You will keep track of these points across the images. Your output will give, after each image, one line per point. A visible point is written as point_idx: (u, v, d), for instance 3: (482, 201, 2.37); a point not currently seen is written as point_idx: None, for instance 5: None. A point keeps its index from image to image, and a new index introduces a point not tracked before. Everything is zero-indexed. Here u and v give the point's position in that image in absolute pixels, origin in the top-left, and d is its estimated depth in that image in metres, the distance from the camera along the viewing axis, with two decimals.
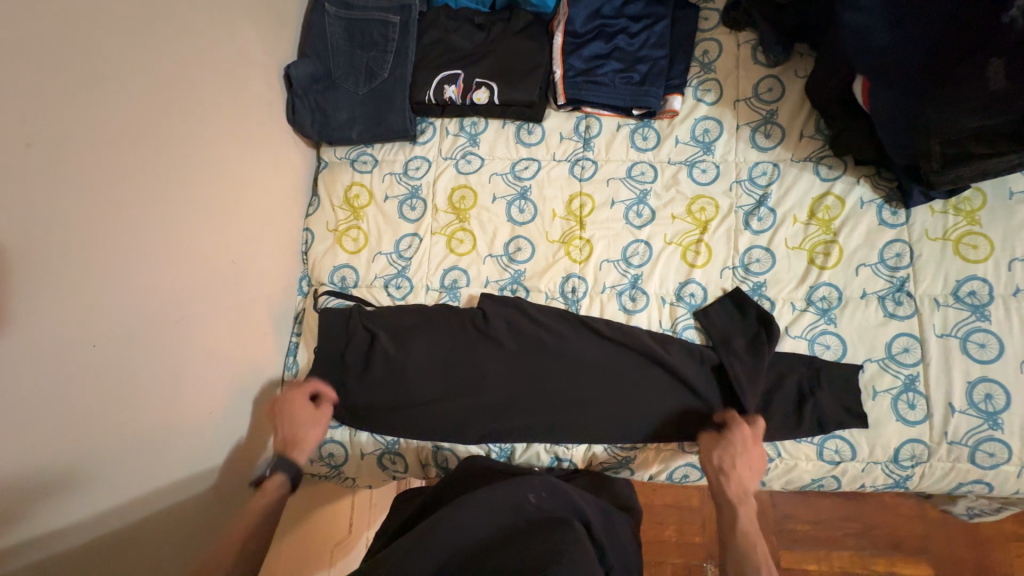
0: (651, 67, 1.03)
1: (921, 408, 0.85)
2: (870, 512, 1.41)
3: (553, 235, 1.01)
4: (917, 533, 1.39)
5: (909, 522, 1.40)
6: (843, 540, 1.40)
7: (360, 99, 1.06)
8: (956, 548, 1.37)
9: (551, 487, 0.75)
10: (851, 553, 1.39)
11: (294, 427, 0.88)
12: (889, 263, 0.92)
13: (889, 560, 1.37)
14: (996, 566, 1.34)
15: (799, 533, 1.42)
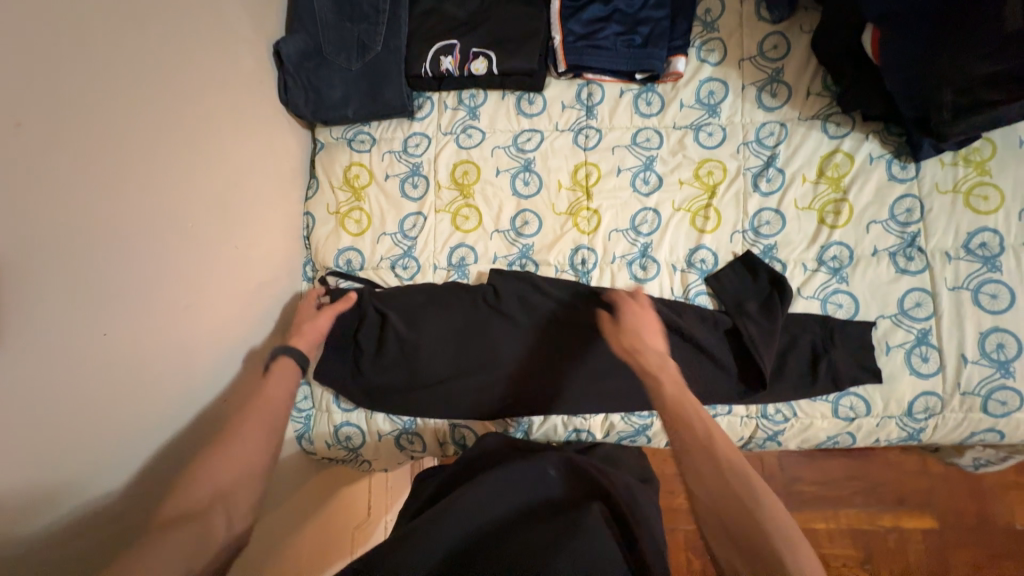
0: (653, 28, 1.00)
1: (935, 360, 0.86)
2: (875, 469, 1.44)
3: (560, 207, 0.99)
4: (921, 488, 1.42)
5: (913, 477, 1.43)
6: (849, 498, 1.43)
7: (354, 75, 1.03)
8: (959, 500, 1.40)
9: (569, 462, 0.76)
10: (857, 511, 1.42)
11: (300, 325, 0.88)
12: (900, 219, 0.92)
13: (894, 515, 1.41)
14: (998, 515, 1.38)
15: (806, 494, 1.45)
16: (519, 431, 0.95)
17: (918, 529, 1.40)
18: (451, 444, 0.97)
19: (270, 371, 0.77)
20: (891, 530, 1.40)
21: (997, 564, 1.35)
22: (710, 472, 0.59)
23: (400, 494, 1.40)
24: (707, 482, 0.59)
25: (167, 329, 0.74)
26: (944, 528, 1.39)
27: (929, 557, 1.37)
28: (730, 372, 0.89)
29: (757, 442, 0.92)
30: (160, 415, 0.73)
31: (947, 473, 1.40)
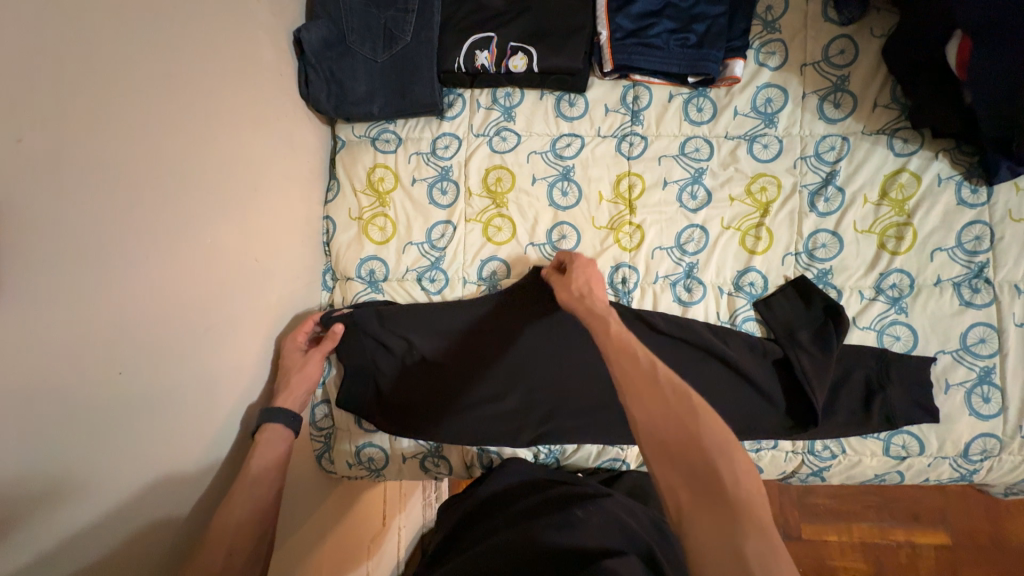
0: (710, 26, 0.91)
1: (997, 401, 0.81)
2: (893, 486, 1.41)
3: (600, 220, 0.93)
4: (936, 506, 1.40)
5: (928, 494, 1.41)
6: (863, 512, 1.41)
7: (381, 68, 0.94)
8: (973, 520, 1.38)
9: (599, 504, 0.73)
10: (871, 525, 1.40)
11: (287, 371, 0.84)
12: (967, 247, 0.86)
13: (907, 530, 1.39)
14: (1010, 535, 1.36)
15: (819, 506, 1.42)
16: (551, 457, 0.91)
17: (930, 545, 1.38)
18: (477, 467, 0.92)
19: (259, 435, 0.76)
20: (903, 546, 1.38)
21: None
22: (651, 397, 0.56)
23: (415, 504, 1.38)
24: (646, 405, 0.55)
25: (186, 353, 0.69)
26: (957, 546, 1.37)
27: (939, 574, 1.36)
28: (780, 405, 0.85)
29: (799, 477, 0.88)
30: (183, 442, 0.69)
31: (969, 494, 1.37)
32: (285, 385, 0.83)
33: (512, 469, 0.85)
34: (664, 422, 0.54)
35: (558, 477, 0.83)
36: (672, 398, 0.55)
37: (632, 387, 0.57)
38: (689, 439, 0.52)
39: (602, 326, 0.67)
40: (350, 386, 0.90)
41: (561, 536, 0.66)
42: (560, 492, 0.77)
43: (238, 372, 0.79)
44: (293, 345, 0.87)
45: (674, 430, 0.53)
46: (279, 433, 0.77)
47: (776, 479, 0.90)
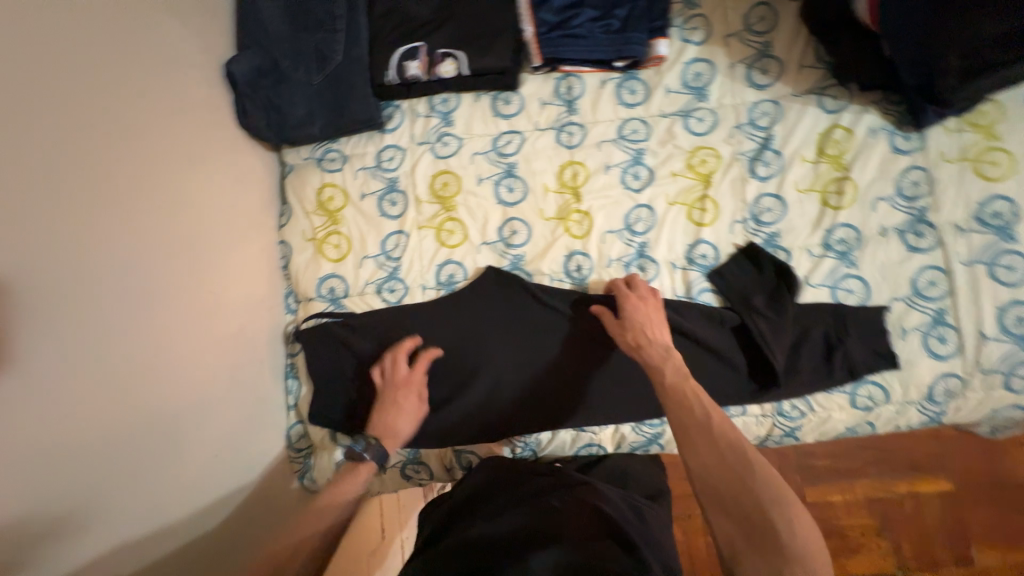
0: (631, 10, 0.94)
1: (953, 341, 0.82)
2: (888, 437, 1.42)
3: (549, 212, 0.94)
4: (933, 452, 1.40)
5: (923, 442, 1.41)
6: (863, 468, 1.41)
7: (317, 89, 0.96)
8: (971, 461, 1.39)
9: (576, 494, 0.74)
10: (872, 480, 1.40)
11: (388, 411, 0.83)
12: (907, 193, 0.87)
13: (908, 481, 1.39)
14: (1007, 470, 1.37)
15: (818, 468, 1.42)
16: (527, 449, 0.91)
17: (933, 492, 1.38)
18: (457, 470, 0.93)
19: (357, 467, 0.76)
20: (905, 496, 1.39)
21: (1009, 519, 1.35)
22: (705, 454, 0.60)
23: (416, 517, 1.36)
24: (701, 459, 0.60)
25: (142, 393, 0.70)
26: (959, 489, 1.38)
27: (945, 518, 1.37)
28: (740, 370, 0.86)
29: (773, 440, 0.88)
30: (146, 481, 0.69)
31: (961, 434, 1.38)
32: (390, 420, 0.82)
33: (490, 467, 0.85)
34: (718, 471, 0.58)
35: (531, 471, 0.82)
36: (728, 453, 0.59)
37: (689, 440, 0.61)
38: (744, 493, 0.56)
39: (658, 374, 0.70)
40: (325, 403, 0.91)
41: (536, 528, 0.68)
42: (537, 486, 0.77)
43: (207, 404, 0.79)
44: (399, 381, 0.85)
45: (731, 484, 0.57)
46: (371, 469, 0.76)
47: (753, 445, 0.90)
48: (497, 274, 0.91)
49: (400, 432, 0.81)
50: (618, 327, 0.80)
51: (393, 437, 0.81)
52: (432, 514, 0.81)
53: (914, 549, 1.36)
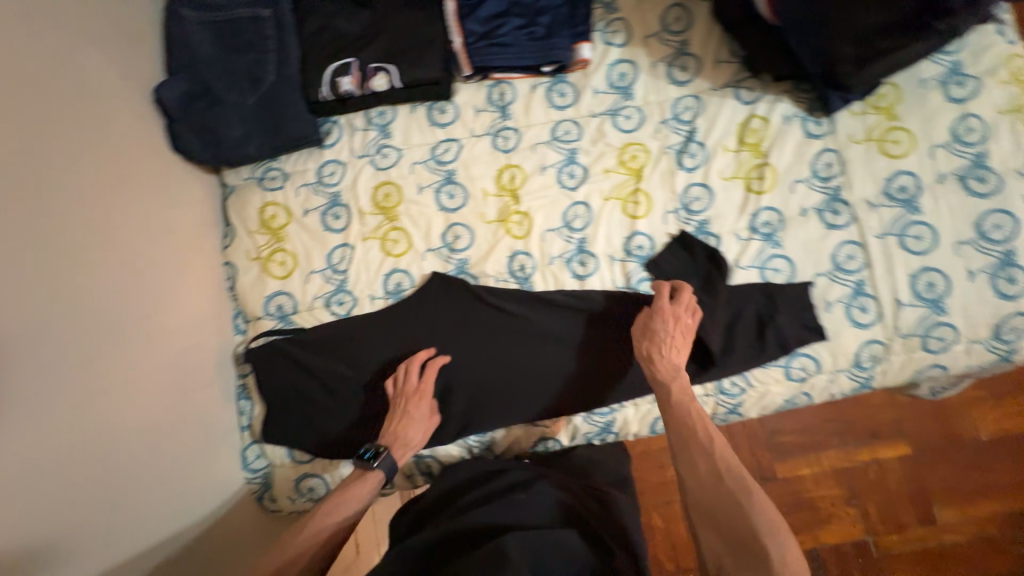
0: (554, 17, 0.97)
1: (873, 309, 0.88)
2: (848, 408, 1.48)
3: (489, 215, 0.96)
4: (892, 420, 1.47)
5: (881, 411, 1.47)
6: (828, 441, 1.47)
7: (251, 109, 0.96)
8: (927, 424, 1.46)
9: (537, 486, 0.78)
10: (836, 451, 1.46)
11: (402, 423, 0.83)
12: (822, 174, 0.93)
13: (871, 448, 1.46)
14: (961, 430, 1.45)
15: (786, 444, 1.48)
16: (484, 449, 0.93)
17: (895, 457, 1.45)
18: (419, 475, 0.95)
19: (368, 473, 0.76)
20: (869, 463, 1.45)
21: (965, 476, 1.42)
22: (702, 478, 0.69)
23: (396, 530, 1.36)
24: (698, 477, 0.69)
25: (72, 423, 0.70)
26: (918, 452, 1.45)
27: (908, 481, 1.43)
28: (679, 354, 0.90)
29: (719, 418, 0.92)
30: (82, 511, 0.69)
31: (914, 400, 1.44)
32: (399, 428, 0.82)
33: (456, 467, 0.85)
34: (709, 490, 0.67)
35: (493, 468, 0.84)
36: (725, 479, 0.67)
37: (690, 462, 0.71)
38: (737, 514, 0.64)
39: (666, 397, 0.78)
40: (279, 420, 0.91)
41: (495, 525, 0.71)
42: (500, 484, 0.80)
43: (145, 433, 0.79)
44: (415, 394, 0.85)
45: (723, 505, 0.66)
46: (378, 479, 0.76)
47: None
48: (441, 280, 0.93)
49: (410, 441, 0.82)
50: (639, 335, 0.84)
51: (403, 446, 0.81)
52: (401, 517, 0.81)
53: (879, 513, 1.42)
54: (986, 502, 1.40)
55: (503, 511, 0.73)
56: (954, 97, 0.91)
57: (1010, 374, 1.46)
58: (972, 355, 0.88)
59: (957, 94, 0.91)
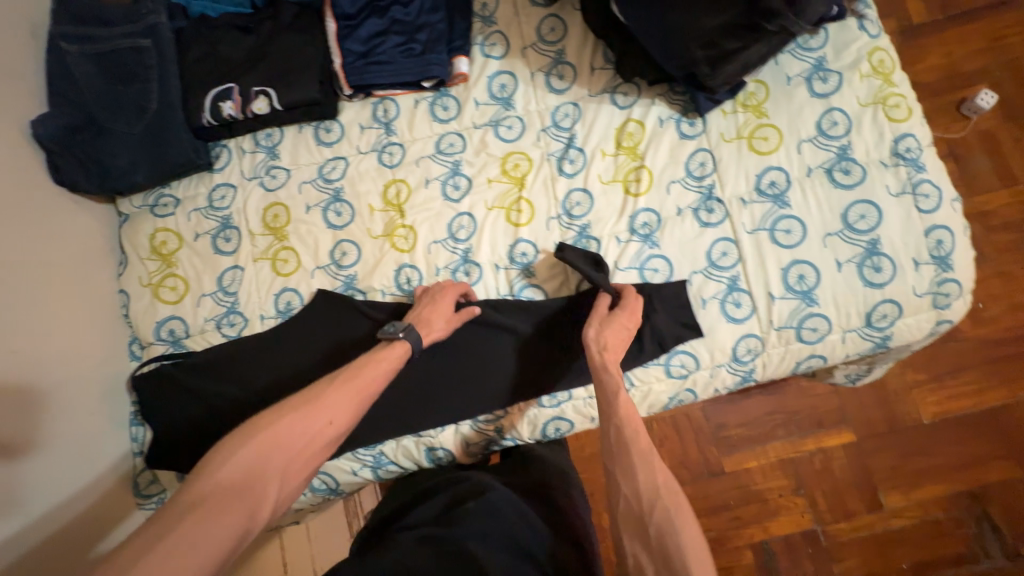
0: (430, 33, 0.99)
1: (746, 304, 0.89)
2: (790, 399, 1.44)
3: (376, 230, 0.98)
4: (834, 407, 1.42)
5: (824, 399, 1.43)
6: (775, 431, 1.42)
7: (138, 137, 0.96)
8: (869, 410, 1.42)
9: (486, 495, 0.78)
10: (783, 441, 1.42)
11: (429, 311, 0.86)
12: (696, 174, 0.95)
13: (816, 438, 1.42)
14: (903, 415, 1.41)
15: (733, 437, 1.43)
16: (375, 462, 0.94)
17: (839, 445, 1.41)
18: (318, 493, 0.96)
19: (393, 341, 0.80)
20: (816, 453, 1.41)
21: (911, 461, 1.39)
22: (630, 512, 0.65)
23: (340, 543, 1.33)
24: (632, 502, 0.65)
25: None
26: (860, 439, 1.41)
27: (851, 470, 1.39)
28: (562, 360, 0.92)
29: None
30: None
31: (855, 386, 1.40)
32: (426, 314, 0.85)
33: (409, 486, 0.91)
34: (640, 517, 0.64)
35: (453, 477, 0.87)
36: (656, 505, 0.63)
37: (617, 489, 0.67)
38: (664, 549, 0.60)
39: (609, 403, 0.74)
40: (167, 445, 0.91)
41: (476, 544, 0.70)
42: (455, 493, 0.82)
43: (18, 463, 0.80)
44: (444, 296, 0.88)
45: (651, 547, 0.61)
46: (404, 348, 0.80)
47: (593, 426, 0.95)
48: (327, 297, 0.94)
49: (433, 327, 0.84)
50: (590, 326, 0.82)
51: (427, 328, 0.84)
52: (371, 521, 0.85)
53: (829, 502, 1.38)
54: (930, 485, 1.37)
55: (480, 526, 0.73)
56: (818, 93, 0.93)
57: (944, 355, 1.43)
58: (847, 344, 0.89)
59: (821, 90, 0.93)
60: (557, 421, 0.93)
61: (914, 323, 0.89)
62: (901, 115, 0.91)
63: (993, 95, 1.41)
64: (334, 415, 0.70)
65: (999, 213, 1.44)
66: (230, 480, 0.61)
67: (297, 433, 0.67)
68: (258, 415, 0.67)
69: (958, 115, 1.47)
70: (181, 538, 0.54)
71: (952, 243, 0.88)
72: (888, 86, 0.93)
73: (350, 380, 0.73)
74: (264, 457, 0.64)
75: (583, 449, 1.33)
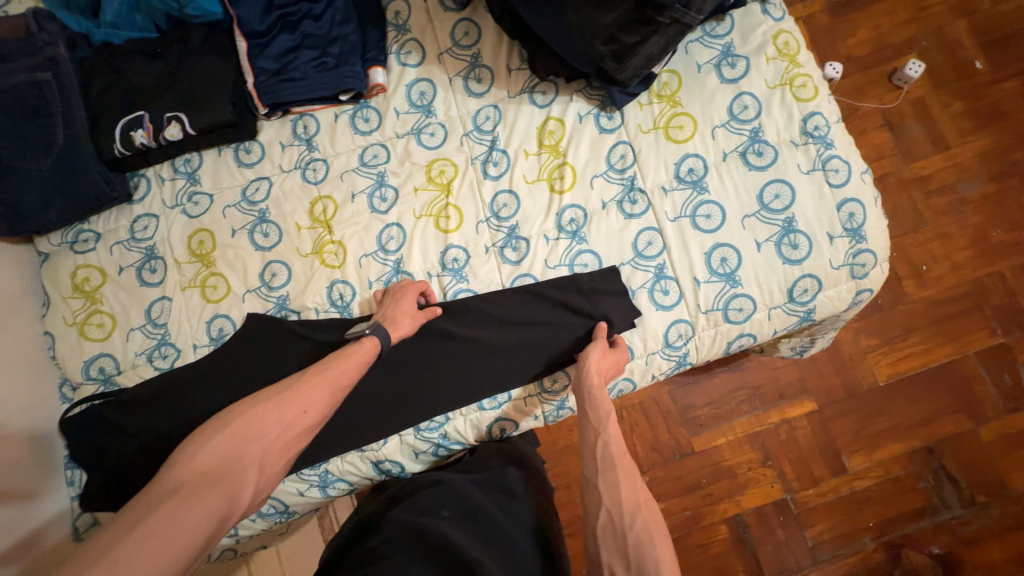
0: (344, 46, 0.98)
1: (674, 291, 0.92)
2: (752, 374, 1.42)
3: (305, 248, 0.97)
4: (795, 378, 1.41)
5: (785, 370, 1.42)
6: (737, 408, 1.40)
7: (47, 174, 0.93)
8: (826, 377, 1.41)
9: (455, 491, 0.82)
10: (748, 417, 1.40)
11: (394, 309, 0.87)
12: (617, 167, 0.96)
13: (780, 410, 1.40)
14: (861, 379, 1.40)
15: (701, 417, 1.41)
16: (322, 481, 0.94)
17: (803, 415, 1.39)
18: (268, 518, 0.95)
19: (364, 337, 0.82)
20: (780, 425, 1.39)
21: (872, 423, 1.38)
22: (610, 524, 0.68)
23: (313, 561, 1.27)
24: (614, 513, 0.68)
25: None
26: (823, 408, 1.39)
27: (816, 440, 1.38)
28: (502, 360, 0.92)
29: (551, 414, 0.95)
30: None
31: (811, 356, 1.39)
32: (391, 313, 0.86)
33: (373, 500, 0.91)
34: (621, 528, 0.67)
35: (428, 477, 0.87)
36: (636, 520, 0.67)
37: (598, 501, 0.71)
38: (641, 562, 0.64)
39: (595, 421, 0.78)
40: (102, 485, 0.90)
41: (456, 535, 0.73)
42: (422, 501, 0.81)
43: None
44: (406, 299, 0.88)
45: (629, 561, 0.64)
46: (373, 344, 0.81)
47: (538, 424, 0.96)
48: (258, 320, 0.93)
49: (399, 325, 0.85)
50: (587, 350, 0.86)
51: (394, 326, 0.85)
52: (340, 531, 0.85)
53: (795, 470, 1.37)
54: (890, 444, 1.37)
55: (459, 525, 0.77)
56: (728, 79, 0.96)
57: (893, 318, 1.41)
58: (773, 320, 0.92)
59: (730, 75, 0.96)
60: (500, 422, 0.94)
61: (835, 296, 0.91)
62: (808, 94, 0.94)
63: (920, 64, 1.42)
64: (309, 405, 0.73)
65: (937, 177, 1.44)
66: (210, 466, 0.64)
67: (273, 422, 0.70)
68: (237, 404, 0.71)
69: (890, 85, 1.48)
70: (159, 521, 0.56)
71: (864, 215, 0.91)
72: (794, 67, 0.95)
73: (328, 370, 0.77)
74: (241, 442, 0.67)
75: (554, 444, 1.32)
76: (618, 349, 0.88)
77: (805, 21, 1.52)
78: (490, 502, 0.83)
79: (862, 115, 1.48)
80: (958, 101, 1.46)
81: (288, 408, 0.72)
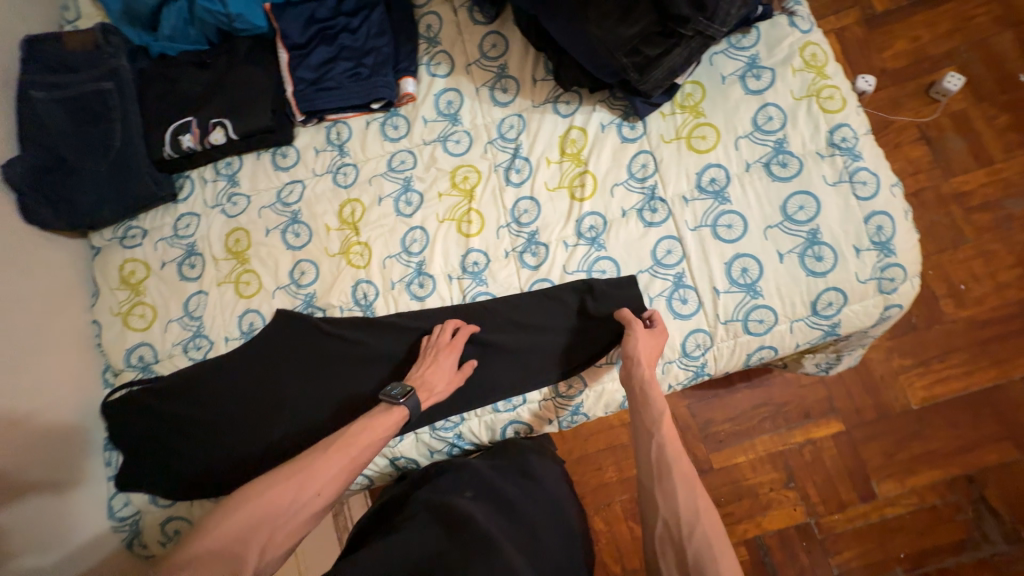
0: (377, 57, 1.03)
1: (693, 300, 0.91)
2: (776, 390, 1.38)
3: (333, 248, 1.01)
4: (821, 397, 1.37)
5: (812, 390, 1.37)
6: (759, 426, 1.37)
7: (104, 174, 1.00)
8: (856, 396, 1.36)
9: (478, 476, 0.83)
10: (771, 435, 1.36)
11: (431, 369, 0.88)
12: (638, 175, 0.97)
13: (804, 430, 1.35)
14: (893, 402, 1.34)
15: (721, 433, 1.37)
16: None
17: (829, 436, 1.35)
18: None
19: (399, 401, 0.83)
20: (806, 446, 1.34)
21: (905, 448, 1.32)
22: (667, 532, 0.70)
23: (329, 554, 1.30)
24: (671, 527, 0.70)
25: None
26: (851, 431, 1.34)
27: (843, 463, 1.33)
28: (518, 363, 0.93)
29: (567, 419, 0.95)
30: None
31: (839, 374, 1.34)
32: (426, 376, 0.87)
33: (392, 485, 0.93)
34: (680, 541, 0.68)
35: (446, 464, 0.88)
36: (694, 535, 0.68)
37: (656, 510, 0.72)
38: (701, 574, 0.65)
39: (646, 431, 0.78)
40: (137, 465, 0.95)
41: (482, 519, 0.74)
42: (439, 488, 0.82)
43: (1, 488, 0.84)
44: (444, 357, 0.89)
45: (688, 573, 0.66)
46: (402, 414, 0.83)
47: (552, 428, 0.97)
48: (285, 317, 0.97)
49: (433, 391, 0.87)
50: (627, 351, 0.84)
51: (428, 391, 0.86)
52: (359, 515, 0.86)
53: (821, 493, 1.32)
54: (926, 471, 1.30)
55: (485, 510, 0.77)
56: (753, 90, 0.96)
57: (930, 338, 1.36)
58: (796, 333, 0.90)
59: (754, 86, 0.96)
60: (513, 424, 0.95)
61: (862, 310, 0.89)
62: (836, 106, 0.93)
63: (961, 77, 1.38)
64: (322, 488, 0.75)
65: (978, 193, 1.39)
66: (221, 544, 0.67)
67: (289, 499, 0.73)
68: (259, 481, 0.74)
69: (928, 98, 1.44)
70: None
71: (894, 229, 0.88)
72: (822, 78, 0.94)
73: (346, 443, 0.79)
74: (254, 523, 0.70)
75: (570, 452, 1.31)
76: (654, 329, 0.86)
77: (838, 33, 1.50)
78: (512, 487, 0.82)
79: (897, 128, 1.44)
80: (1004, 114, 1.41)
81: (302, 487, 0.74)
